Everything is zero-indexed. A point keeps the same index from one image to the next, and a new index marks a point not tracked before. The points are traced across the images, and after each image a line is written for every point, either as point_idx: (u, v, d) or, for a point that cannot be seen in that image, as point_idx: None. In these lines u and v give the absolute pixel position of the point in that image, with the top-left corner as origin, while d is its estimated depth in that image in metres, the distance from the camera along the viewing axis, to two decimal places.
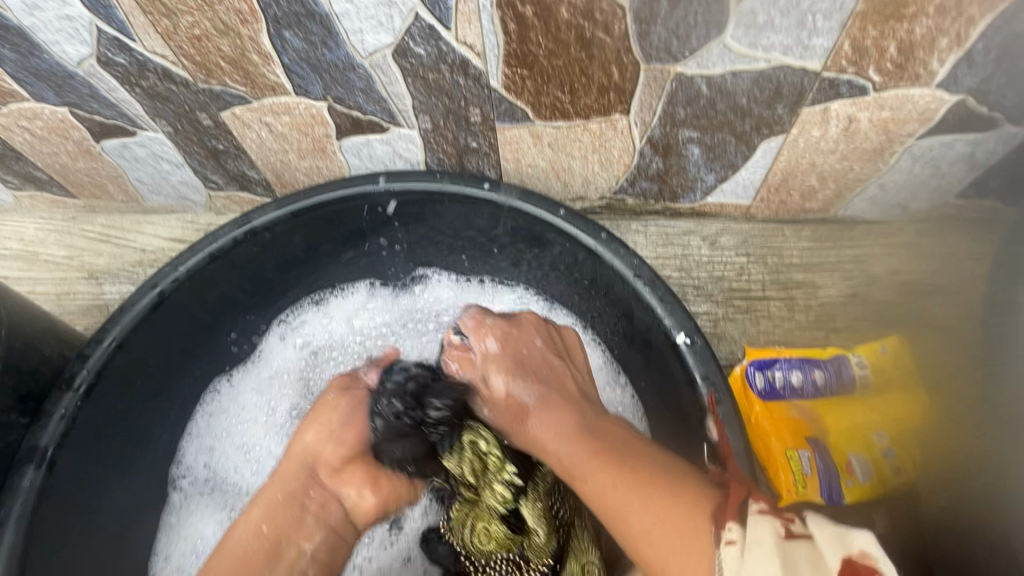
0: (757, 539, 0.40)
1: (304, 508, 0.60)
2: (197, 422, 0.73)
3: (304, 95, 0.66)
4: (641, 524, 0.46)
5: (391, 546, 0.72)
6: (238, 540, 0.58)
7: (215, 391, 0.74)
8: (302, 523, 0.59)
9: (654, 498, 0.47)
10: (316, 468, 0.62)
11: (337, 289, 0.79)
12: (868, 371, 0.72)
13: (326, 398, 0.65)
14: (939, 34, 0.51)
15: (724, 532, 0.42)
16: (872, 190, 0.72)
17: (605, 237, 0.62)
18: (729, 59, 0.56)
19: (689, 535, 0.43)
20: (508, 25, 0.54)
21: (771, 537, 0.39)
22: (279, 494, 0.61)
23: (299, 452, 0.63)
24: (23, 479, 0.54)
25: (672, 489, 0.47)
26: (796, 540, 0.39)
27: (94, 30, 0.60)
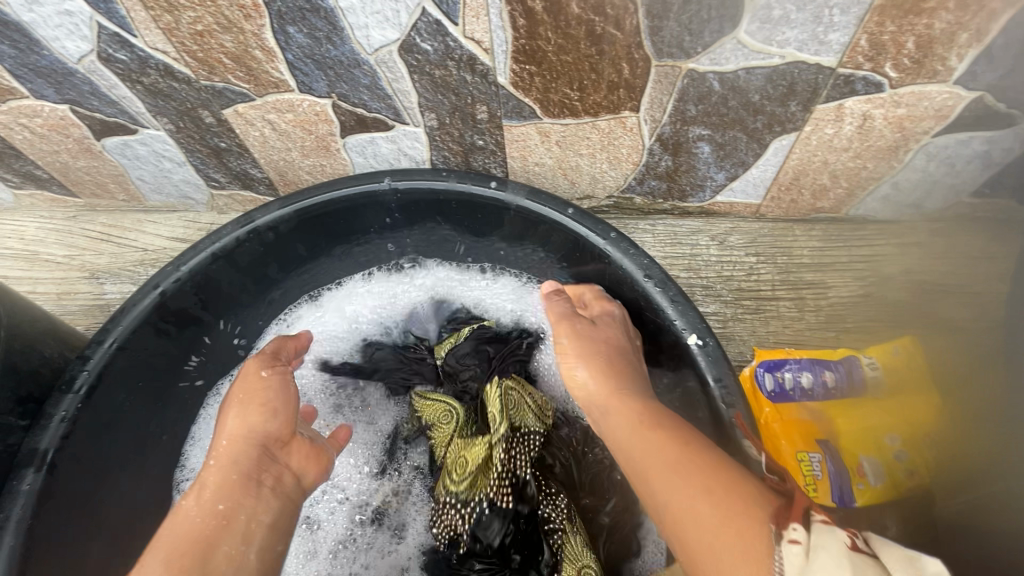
0: (824, 544, 0.35)
1: (259, 481, 0.54)
2: (199, 425, 0.72)
3: (308, 92, 0.65)
4: (696, 507, 0.40)
5: (390, 555, 0.67)
6: (191, 514, 0.50)
7: (216, 393, 0.73)
8: (260, 496, 0.53)
9: (717, 488, 0.41)
10: (265, 443, 0.57)
11: (333, 284, 0.78)
12: (880, 373, 0.71)
13: (252, 377, 0.62)
14: (958, 29, 0.50)
15: (788, 532, 0.36)
16: (885, 189, 0.71)
17: (614, 237, 0.61)
18: (743, 55, 0.54)
19: (744, 528, 0.38)
20: (517, 20, 0.53)
21: (838, 543, 0.35)
22: (235, 472, 0.54)
23: (244, 434, 0.57)
24: (22, 482, 0.53)
25: (733, 478, 0.42)
26: (861, 552, 0.34)
27: (95, 26, 0.59)
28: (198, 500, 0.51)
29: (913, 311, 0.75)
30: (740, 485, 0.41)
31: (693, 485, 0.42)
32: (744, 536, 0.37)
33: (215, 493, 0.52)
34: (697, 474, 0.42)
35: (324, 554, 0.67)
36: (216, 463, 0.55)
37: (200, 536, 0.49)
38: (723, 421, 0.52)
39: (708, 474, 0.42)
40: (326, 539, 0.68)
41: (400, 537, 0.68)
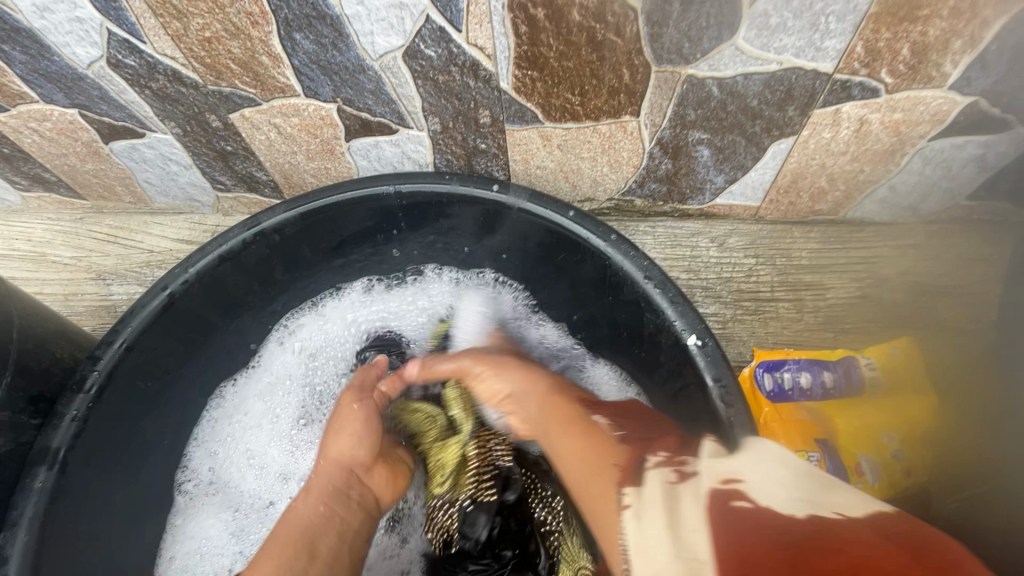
0: (648, 499, 0.37)
1: (349, 496, 0.59)
2: (202, 428, 0.73)
3: (313, 97, 0.66)
4: (577, 470, 0.45)
5: (394, 558, 0.69)
6: (298, 519, 0.55)
7: (220, 396, 0.75)
8: (352, 509, 0.58)
9: (590, 445, 0.46)
10: (354, 467, 0.61)
11: (334, 292, 0.80)
12: (877, 373, 0.72)
13: (349, 406, 0.65)
14: (952, 35, 0.51)
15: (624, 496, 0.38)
16: (881, 192, 0.72)
17: (615, 239, 0.62)
18: (741, 61, 0.55)
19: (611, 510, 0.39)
20: (519, 28, 0.54)
21: (661, 488, 0.37)
22: (335, 485, 0.59)
23: (337, 456, 0.61)
24: (35, 480, 0.54)
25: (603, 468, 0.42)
26: (685, 482, 0.36)
27: (104, 32, 0.60)
28: (306, 507, 0.56)
29: (910, 312, 0.76)
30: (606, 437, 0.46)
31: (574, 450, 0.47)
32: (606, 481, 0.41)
33: (318, 503, 0.57)
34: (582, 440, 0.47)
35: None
36: (315, 478, 0.60)
37: (299, 535, 0.53)
38: (722, 421, 0.53)
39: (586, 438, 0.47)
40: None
41: (405, 541, 0.70)
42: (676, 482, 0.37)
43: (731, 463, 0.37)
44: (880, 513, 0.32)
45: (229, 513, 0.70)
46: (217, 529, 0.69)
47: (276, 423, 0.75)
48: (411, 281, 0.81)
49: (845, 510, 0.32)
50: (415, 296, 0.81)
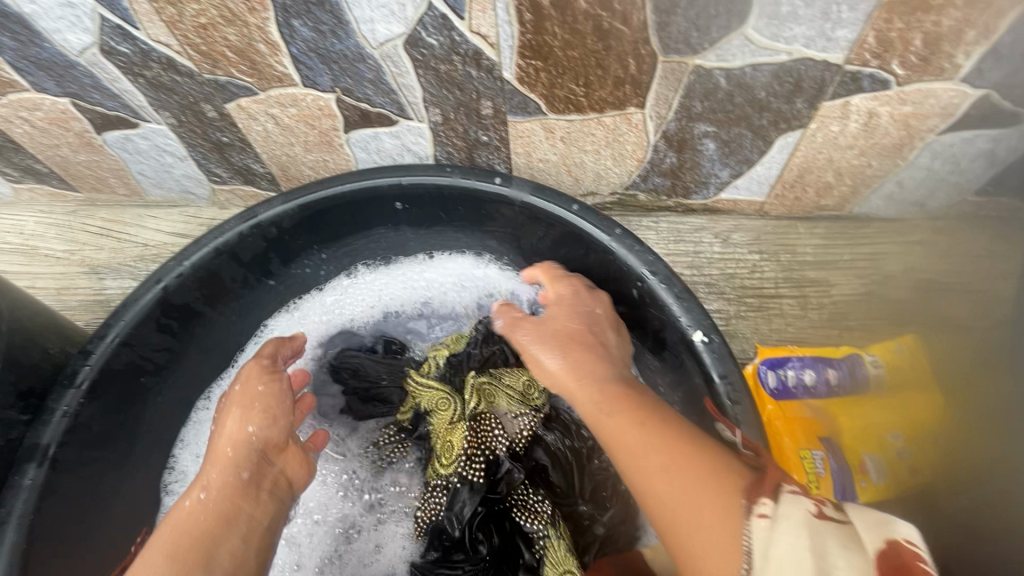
0: (789, 514, 0.34)
1: (257, 486, 0.57)
2: (186, 432, 0.69)
3: (311, 86, 0.64)
4: (673, 493, 0.40)
5: (369, 566, 0.67)
6: (182, 519, 0.54)
7: (205, 400, 0.71)
8: (259, 501, 0.57)
9: (677, 448, 0.43)
10: (264, 448, 0.60)
11: (313, 290, 0.76)
12: (882, 371, 0.71)
13: (252, 387, 0.63)
14: (966, 26, 0.50)
15: (759, 505, 0.36)
16: (888, 187, 0.71)
17: (619, 233, 0.61)
18: (750, 52, 0.54)
19: (712, 505, 0.38)
20: (524, 15, 0.53)
21: (802, 513, 0.34)
22: (241, 475, 0.57)
23: (235, 438, 0.59)
24: (24, 478, 0.53)
25: (697, 455, 0.42)
26: (828, 520, 0.34)
27: (97, 18, 0.58)
28: (201, 502, 0.55)
29: (916, 309, 0.75)
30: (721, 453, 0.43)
31: (635, 422, 0.46)
32: (721, 499, 0.38)
33: (221, 501, 0.55)
34: (642, 428, 0.46)
35: (307, 569, 0.68)
36: (212, 467, 0.58)
37: (199, 535, 0.52)
38: (727, 419, 0.52)
39: (661, 431, 0.45)
40: (309, 552, 0.68)
41: (379, 546, 0.68)
42: (818, 514, 0.34)
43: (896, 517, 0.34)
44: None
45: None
46: None
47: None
48: (392, 267, 0.78)
49: None
50: (396, 286, 0.77)
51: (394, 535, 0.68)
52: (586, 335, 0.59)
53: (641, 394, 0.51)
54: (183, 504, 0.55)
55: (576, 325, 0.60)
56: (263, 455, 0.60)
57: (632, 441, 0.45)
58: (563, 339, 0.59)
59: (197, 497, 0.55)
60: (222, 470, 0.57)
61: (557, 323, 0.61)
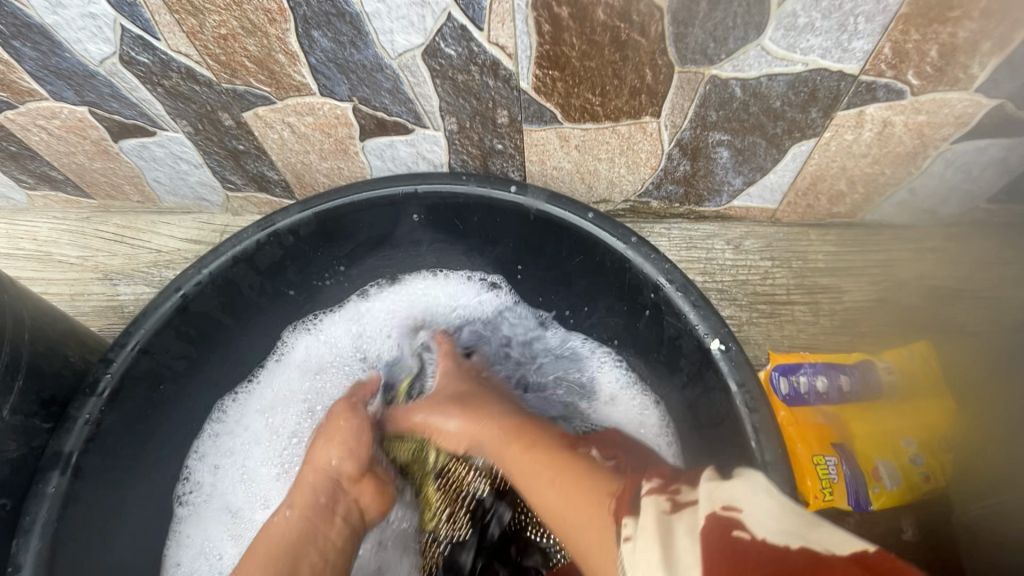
0: (644, 526, 0.36)
1: (334, 510, 0.61)
2: (203, 442, 0.71)
3: (329, 95, 0.65)
4: (563, 514, 0.46)
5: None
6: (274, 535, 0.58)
7: (221, 412, 0.73)
8: (334, 525, 0.60)
9: (564, 477, 0.48)
10: (341, 478, 0.63)
11: (330, 310, 0.78)
12: (895, 377, 0.71)
13: (337, 421, 0.67)
14: (982, 37, 0.50)
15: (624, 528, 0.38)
16: (901, 194, 0.71)
17: (635, 241, 0.61)
18: (766, 62, 0.55)
19: (591, 522, 0.42)
20: (542, 27, 0.53)
21: (654, 520, 0.36)
22: (319, 499, 0.61)
23: (319, 467, 0.63)
24: (47, 485, 0.53)
25: (580, 478, 0.47)
26: (680, 512, 0.35)
27: (118, 29, 0.59)
28: (287, 518, 0.59)
29: (929, 316, 0.75)
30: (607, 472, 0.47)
31: (529, 456, 0.53)
32: (594, 520, 0.42)
33: (301, 522, 0.58)
34: (537, 462, 0.51)
35: None
36: (298, 491, 0.62)
37: (279, 551, 0.56)
38: (746, 427, 0.52)
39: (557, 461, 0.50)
40: None
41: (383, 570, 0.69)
42: (670, 512, 0.35)
43: (728, 484, 0.35)
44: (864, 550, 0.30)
45: (228, 521, 0.69)
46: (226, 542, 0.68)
47: (278, 437, 0.73)
48: (403, 284, 0.80)
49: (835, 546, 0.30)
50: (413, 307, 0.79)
51: (398, 562, 0.69)
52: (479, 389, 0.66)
53: (536, 426, 0.57)
54: (272, 521, 0.59)
55: (468, 384, 0.67)
56: (339, 482, 0.63)
57: (528, 478, 0.51)
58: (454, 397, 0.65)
59: (283, 513, 0.60)
60: (303, 494, 0.61)
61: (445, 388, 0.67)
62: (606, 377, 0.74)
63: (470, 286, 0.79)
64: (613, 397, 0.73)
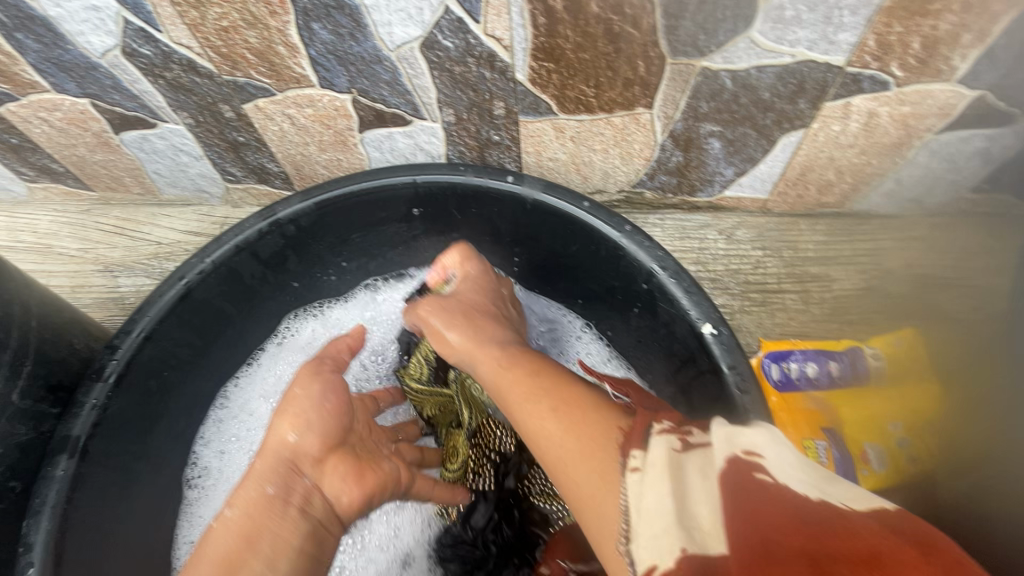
0: (654, 461, 0.39)
1: (287, 501, 0.57)
2: (207, 428, 0.73)
3: (328, 87, 0.66)
4: (558, 439, 0.47)
5: (390, 549, 0.74)
6: (216, 537, 0.54)
7: (224, 399, 0.75)
8: (285, 518, 0.56)
9: (562, 405, 0.49)
10: (297, 460, 0.60)
11: (338, 298, 0.81)
12: (883, 363, 0.73)
13: (293, 392, 0.64)
14: (962, 30, 0.52)
15: (630, 459, 0.41)
16: (887, 184, 0.73)
17: (629, 230, 0.62)
18: (755, 54, 0.56)
19: (596, 456, 0.44)
20: (537, 19, 0.55)
21: (666, 455, 0.39)
22: (267, 490, 0.58)
23: (275, 447, 0.60)
24: (56, 468, 0.54)
25: (586, 409, 0.48)
26: (690, 452, 0.39)
27: (121, 21, 0.60)
28: (228, 518, 0.55)
29: (916, 304, 0.77)
30: (606, 405, 0.49)
31: (523, 381, 0.54)
32: (602, 453, 0.44)
33: (248, 518, 0.55)
34: (530, 391, 0.52)
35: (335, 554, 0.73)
36: (250, 481, 0.58)
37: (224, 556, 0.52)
38: (737, 408, 0.54)
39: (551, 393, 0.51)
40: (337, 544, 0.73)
41: (395, 532, 0.74)
42: (681, 450, 0.39)
43: (745, 432, 0.38)
44: (884, 508, 0.33)
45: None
46: None
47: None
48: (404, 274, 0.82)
49: (852, 502, 0.33)
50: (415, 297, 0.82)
51: (411, 521, 0.74)
52: (485, 311, 0.67)
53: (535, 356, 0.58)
54: (217, 520, 0.56)
55: (477, 299, 0.68)
56: (292, 468, 0.59)
57: (522, 404, 0.52)
58: (463, 311, 0.66)
59: (223, 513, 0.56)
60: (250, 485, 0.58)
61: (453, 301, 0.68)
62: (587, 348, 0.78)
63: None
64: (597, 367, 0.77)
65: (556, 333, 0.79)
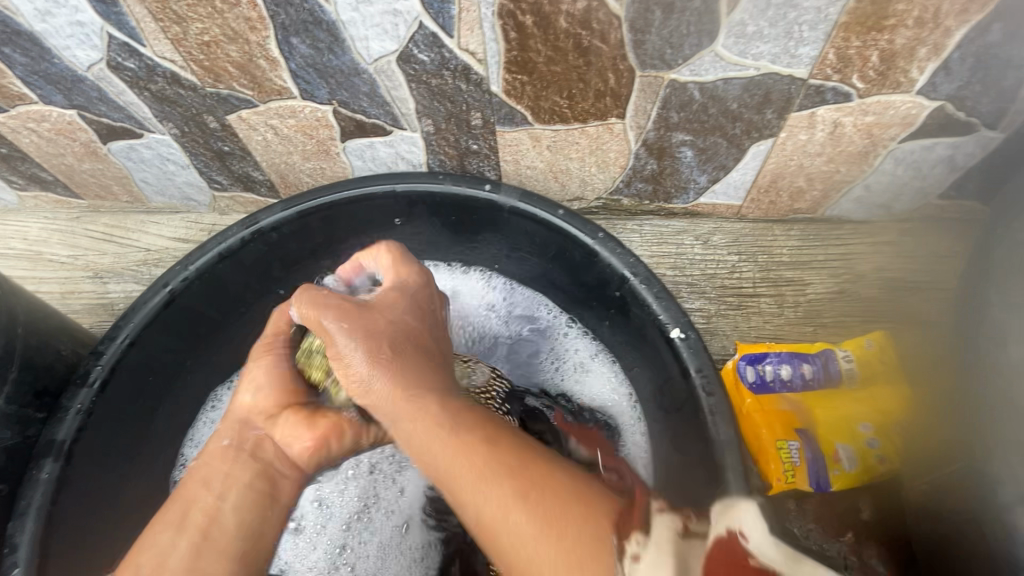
0: (658, 539, 0.40)
1: (239, 451, 0.59)
2: (199, 428, 0.74)
3: (309, 99, 0.68)
4: (526, 537, 0.43)
5: (395, 510, 0.72)
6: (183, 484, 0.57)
7: (217, 400, 0.75)
8: (237, 461, 0.58)
9: (534, 494, 0.45)
10: (250, 417, 0.62)
11: None
12: (854, 366, 0.75)
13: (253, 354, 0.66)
14: (917, 44, 0.54)
15: (629, 544, 0.40)
16: (857, 191, 0.75)
17: (602, 237, 0.64)
18: (720, 67, 0.58)
19: (584, 553, 0.41)
20: (509, 34, 0.57)
21: (670, 538, 0.40)
22: (223, 442, 0.60)
23: (236, 409, 0.63)
24: (41, 471, 0.56)
25: (557, 496, 0.45)
26: (691, 538, 0.40)
27: (105, 36, 0.61)
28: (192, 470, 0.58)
29: (887, 307, 0.79)
30: (579, 488, 0.46)
31: (471, 456, 0.48)
32: (591, 547, 0.41)
33: (205, 469, 0.57)
34: (496, 482, 0.46)
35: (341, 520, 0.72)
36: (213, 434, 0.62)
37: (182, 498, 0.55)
38: (703, 409, 0.56)
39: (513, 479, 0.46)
40: (341, 510, 0.72)
41: (401, 491, 0.73)
42: (685, 532, 0.40)
43: (740, 508, 0.41)
44: None
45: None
46: None
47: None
48: None
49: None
50: None
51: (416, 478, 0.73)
52: (417, 346, 0.61)
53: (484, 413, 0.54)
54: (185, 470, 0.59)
55: (399, 319, 0.62)
56: (246, 421, 0.62)
57: (476, 493, 0.46)
58: (386, 341, 0.60)
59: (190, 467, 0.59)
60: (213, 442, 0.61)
61: (369, 323, 0.61)
62: (575, 345, 0.77)
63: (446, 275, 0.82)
64: (584, 366, 0.76)
65: (544, 332, 0.79)
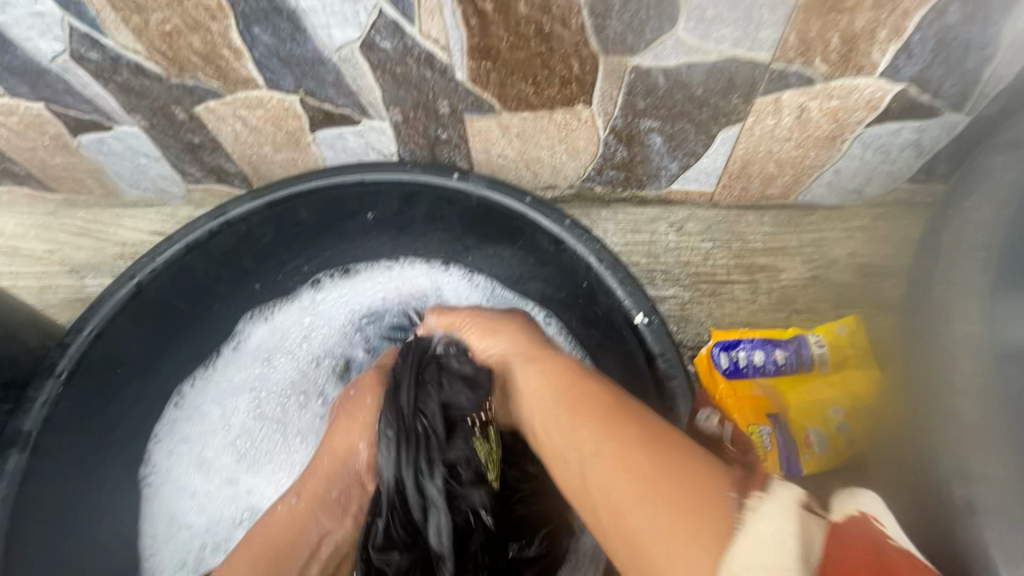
0: (779, 496, 0.36)
1: (344, 509, 0.59)
2: (163, 427, 0.75)
3: (275, 89, 0.67)
4: (631, 489, 0.39)
5: None
6: (280, 522, 0.57)
7: (179, 399, 0.76)
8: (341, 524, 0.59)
9: (640, 446, 0.41)
10: (357, 470, 0.60)
11: (283, 300, 0.82)
12: (826, 351, 0.75)
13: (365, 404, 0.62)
14: (877, 26, 0.53)
15: (749, 498, 0.36)
16: (828, 176, 0.75)
17: (569, 224, 0.64)
18: (683, 52, 0.58)
19: (685, 496, 0.37)
20: (470, 20, 0.56)
21: (791, 499, 0.36)
22: (331, 494, 0.59)
23: (339, 455, 0.60)
24: (7, 462, 0.56)
25: (672, 458, 0.40)
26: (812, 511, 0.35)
27: (66, 27, 0.61)
28: (291, 507, 0.58)
29: (856, 292, 0.80)
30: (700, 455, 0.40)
31: (572, 416, 0.47)
32: (691, 499, 0.37)
33: (304, 515, 0.57)
34: (578, 403, 0.47)
35: None
36: (314, 478, 0.60)
37: (278, 544, 0.56)
38: (667, 393, 0.57)
39: (605, 416, 0.45)
40: None
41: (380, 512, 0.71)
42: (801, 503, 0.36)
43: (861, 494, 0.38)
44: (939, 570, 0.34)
45: (191, 500, 0.73)
46: (195, 517, 0.73)
47: (230, 428, 0.77)
48: (355, 271, 0.83)
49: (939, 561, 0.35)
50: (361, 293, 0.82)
51: None
52: (542, 338, 0.59)
53: (592, 396, 0.48)
54: (279, 507, 0.58)
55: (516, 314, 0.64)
56: (355, 477, 0.60)
57: (580, 449, 0.44)
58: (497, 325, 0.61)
59: (288, 501, 0.58)
60: (316, 482, 0.59)
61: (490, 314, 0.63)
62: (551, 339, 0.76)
63: (418, 271, 0.83)
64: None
65: None
